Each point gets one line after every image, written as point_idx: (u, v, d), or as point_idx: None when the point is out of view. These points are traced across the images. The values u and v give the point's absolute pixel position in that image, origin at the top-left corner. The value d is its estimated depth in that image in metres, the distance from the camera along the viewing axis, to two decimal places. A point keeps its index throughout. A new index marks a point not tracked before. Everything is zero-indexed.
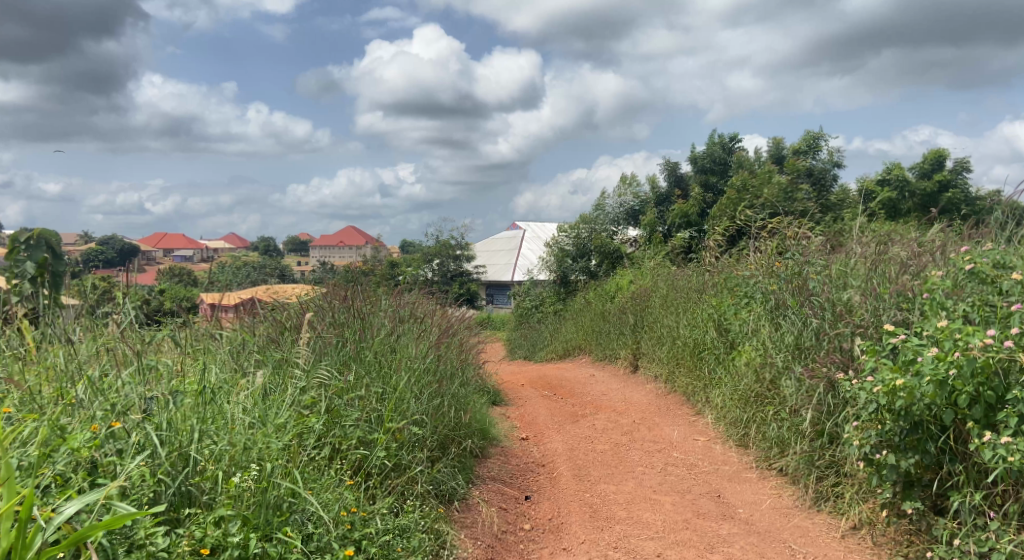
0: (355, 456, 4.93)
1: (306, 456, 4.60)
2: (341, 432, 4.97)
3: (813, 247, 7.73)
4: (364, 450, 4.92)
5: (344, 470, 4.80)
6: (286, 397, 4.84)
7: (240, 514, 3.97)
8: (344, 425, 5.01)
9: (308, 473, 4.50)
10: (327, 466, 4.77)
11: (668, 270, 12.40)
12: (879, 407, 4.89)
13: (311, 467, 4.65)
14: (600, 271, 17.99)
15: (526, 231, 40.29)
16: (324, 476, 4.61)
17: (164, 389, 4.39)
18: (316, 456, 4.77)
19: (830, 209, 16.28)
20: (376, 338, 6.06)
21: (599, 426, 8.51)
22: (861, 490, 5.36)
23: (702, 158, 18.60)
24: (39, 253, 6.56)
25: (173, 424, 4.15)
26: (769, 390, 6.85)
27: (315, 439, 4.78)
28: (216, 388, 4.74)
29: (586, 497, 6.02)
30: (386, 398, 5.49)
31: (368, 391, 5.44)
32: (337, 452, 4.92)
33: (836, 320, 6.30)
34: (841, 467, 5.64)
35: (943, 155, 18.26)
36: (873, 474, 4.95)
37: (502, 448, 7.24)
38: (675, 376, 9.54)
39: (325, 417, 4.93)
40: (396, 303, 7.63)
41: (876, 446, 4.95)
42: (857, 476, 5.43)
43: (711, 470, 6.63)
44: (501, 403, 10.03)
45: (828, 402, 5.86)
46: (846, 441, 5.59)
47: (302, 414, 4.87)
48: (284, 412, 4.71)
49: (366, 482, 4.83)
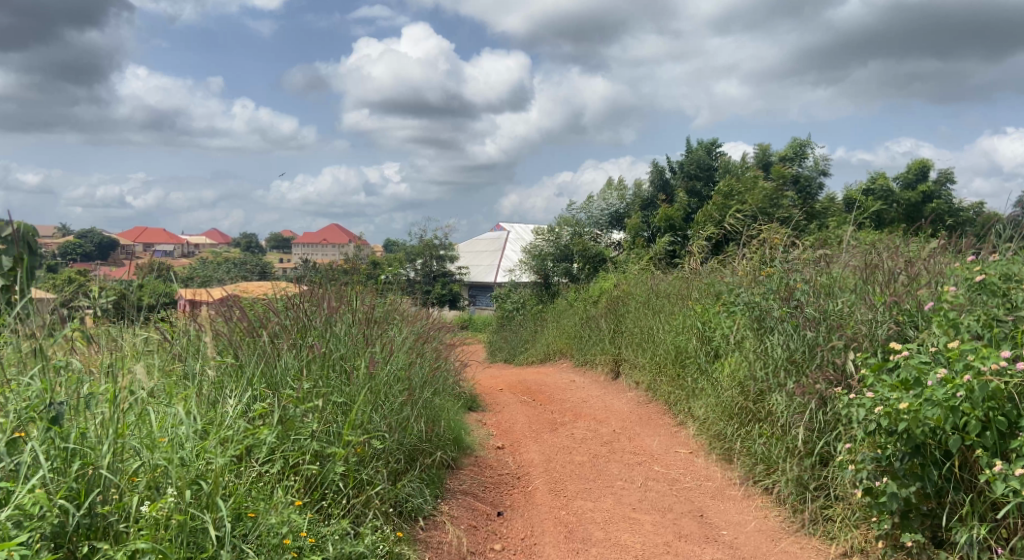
0: (307, 472, 4.61)
1: (253, 474, 4.28)
2: (295, 447, 4.64)
3: (802, 256, 7.51)
4: (321, 465, 4.61)
5: (294, 489, 4.47)
6: (235, 408, 4.51)
7: (156, 548, 3.60)
8: (299, 438, 4.69)
9: (252, 494, 4.17)
10: (276, 483, 4.44)
11: (653, 275, 12.15)
12: (877, 429, 4.64)
13: (254, 485, 4.31)
14: (582, 275, 17.70)
15: (510, 233, 39.95)
16: (274, 495, 4.29)
17: (84, 395, 4.01)
18: (266, 472, 4.44)
19: (815, 217, 16.11)
20: (344, 342, 5.74)
21: (578, 435, 8.21)
22: (854, 515, 5.09)
23: (688, 163, 18.42)
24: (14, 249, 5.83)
25: (93, 436, 3.82)
26: (756, 404, 6.58)
27: (264, 454, 4.46)
28: (149, 396, 4.38)
29: (561, 515, 5.71)
30: (352, 409, 5.16)
31: (332, 401, 5.11)
32: (288, 467, 4.59)
33: (828, 332, 6.04)
34: (831, 489, 5.37)
35: (927, 165, 18.18)
36: (870, 501, 4.68)
37: (476, 458, 6.92)
38: (657, 384, 9.26)
39: (277, 429, 4.60)
40: (371, 304, 7.31)
41: (874, 472, 4.69)
42: (849, 500, 5.17)
43: (693, 486, 6.35)
44: (478, 408, 9.72)
45: (820, 420, 5.60)
46: (839, 462, 5.32)
47: (252, 426, 4.54)
48: (235, 424, 4.39)
49: (324, 502, 4.51)
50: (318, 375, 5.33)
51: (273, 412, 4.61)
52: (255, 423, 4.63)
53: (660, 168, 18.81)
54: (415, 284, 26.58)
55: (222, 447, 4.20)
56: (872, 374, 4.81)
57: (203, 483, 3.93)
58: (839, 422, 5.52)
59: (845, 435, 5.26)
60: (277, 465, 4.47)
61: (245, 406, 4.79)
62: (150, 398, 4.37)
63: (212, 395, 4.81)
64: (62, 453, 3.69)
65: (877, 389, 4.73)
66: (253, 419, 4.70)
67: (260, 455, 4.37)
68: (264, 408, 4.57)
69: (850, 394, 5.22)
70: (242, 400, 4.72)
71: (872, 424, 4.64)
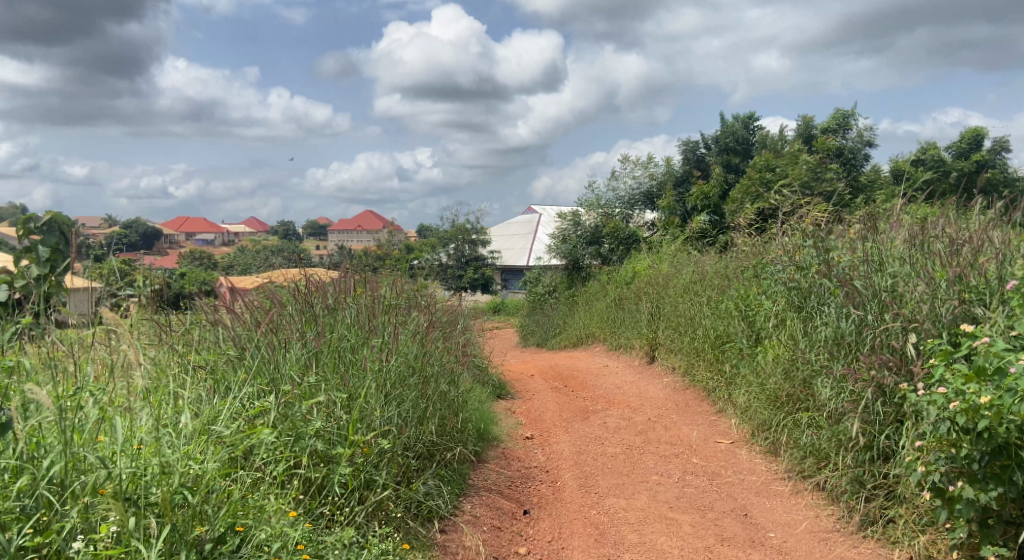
0: (309, 476, 4.26)
1: (243, 481, 3.93)
2: (296, 448, 4.28)
3: (850, 231, 7.00)
4: (326, 468, 4.26)
5: (291, 497, 4.11)
6: (229, 407, 4.16)
7: None
8: (303, 438, 4.33)
9: (246, 503, 3.82)
10: (274, 490, 4.09)
11: (689, 255, 11.63)
12: (952, 425, 4.21)
13: (248, 492, 3.97)
14: (614, 256, 17.05)
15: (543, 215, 39.36)
16: (269, 502, 3.93)
17: (45, 399, 3.69)
18: (262, 477, 4.09)
19: (861, 190, 15.42)
20: (358, 331, 5.38)
21: (610, 425, 7.76)
22: (921, 519, 4.63)
23: (722, 137, 17.90)
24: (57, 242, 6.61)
25: (50, 445, 3.49)
26: (802, 392, 6.07)
27: (265, 455, 4.11)
28: (124, 400, 4.05)
29: (592, 514, 5.29)
30: (366, 404, 4.80)
31: (342, 397, 4.74)
32: (288, 471, 4.24)
33: (884, 313, 5.52)
34: (892, 489, 4.90)
35: (981, 133, 17.38)
36: (941, 507, 4.25)
37: (502, 450, 6.54)
38: (694, 369, 8.79)
39: (276, 429, 4.24)
40: (389, 289, 6.96)
41: (949, 474, 4.25)
42: (914, 501, 4.69)
43: (735, 481, 5.89)
44: (508, 396, 9.31)
45: (877, 411, 5.11)
46: (900, 459, 4.85)
47: (248, 427, 4.20)
48: (229, 425, 4.04)
49: (326, 512, 4.16)
50: (326, 366, 4.94)
51: (272, 410, 4.26)
52: (254, 423, 4.29)
53: (694, 144, 18.20)
54: (447, 270, 26.24)
55: (209, 452, 3.86)
56: (941, 363, 4.33)
57: (188, 491, 3.58)
58: (900, 414, 5.04)
59: (910, 431, 4.79)
60: (279, 470, 4.11)
61: (243, 403, 4.45)
62: (127, 400, 4.03)
63: (209, 392, 4.47)
64: (13, 466, 3.37)
65: (948, 380, 4.31)
66: (251, 417, 4.35)
67: (256, 459, 4.03)
68: (262, 406, 4.21)
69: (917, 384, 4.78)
70: (238, 398, 4.37)
71: (947, 421, 4.19)
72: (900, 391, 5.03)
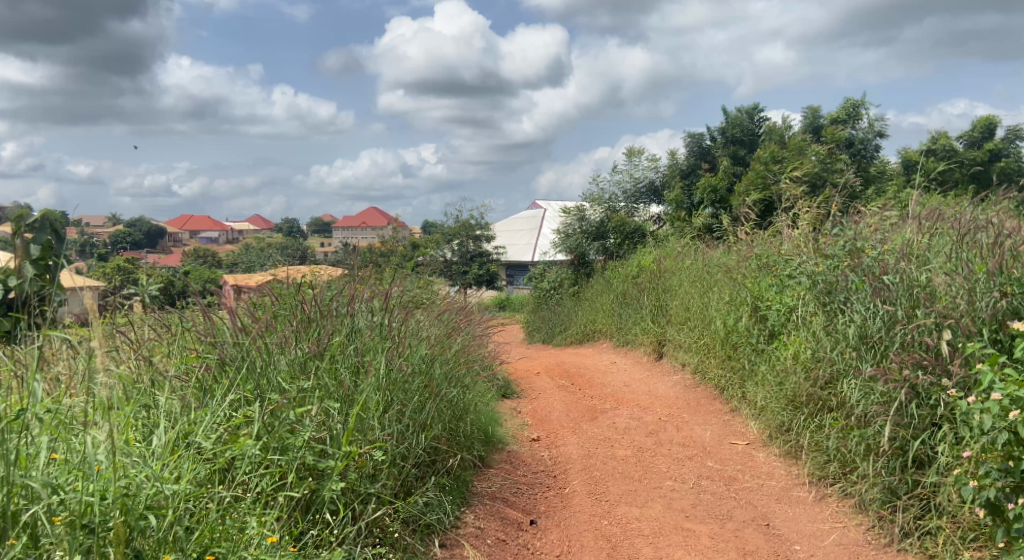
0: (297, 493, 3.95)
1: (218, 502, 3.63)
2: (283, 461, 3.97)
3: (869, 221, 6.70)
4: (316, 483, 3.96)
5: (274, 518, 3.80)
6: (208, 418, 3.86)
7: None
8: (290, 451, 4.01)
9: (222, 525, 3.54)
10: (255, 511, 3.77)
11: (697, 248, 11.30)
12: (1010, 435, 4.15)
13: (227, 512, 3.68)
14: (620, 251, 16.58)
15: (547, 209, 39.00)
16: (247, 525, 3.63)
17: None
18: (244, 495, 3.78)
19: (873, 181, 15.08)
20: (359, 332, 5.12)
21: (619, 425, 7.44)
22: (966, 535, 4.39)
23: (728, 127, 17.54)
24: (45, 236, 6.92)
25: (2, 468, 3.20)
26: (824, 392, 5.77)
27: (250, 471, 3.82)
28: (90, 412, 3.74)
29: (603, 525, 4.98)
30: (372, 410, 4.54)
31: (349, 404, 4.49)
32: (272, 488, 3.92)
33: (919, 309, 5.18)
34: (929, 499, 4.65)
35: (993, 122, 17.03)
36: (996, 525, 4.11)
37: (508, 453, 6.25)
38: (705, 366, 8.48)
39: (260, 441, 3.92)
40: (388, 286, 6.68)
41: (1005, 489, 4.11)
42: (958, 517, 4.47)
43: (753, 487, 5.58)
44: (512, 395, 8.99)
45: (912, 415, 4.84)
46: (941, 469, 4.60)
47: (230, 440, 3.89)
48: (207, 438, 3.75)
49: (313, 535, 3.86)
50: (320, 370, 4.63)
51: (257, 420, 3.95)
52: (236, 434, 3.97)
53: (700, 135, 17.85)
54: (451, 266, 25.89)
55: (181, 471, 3.57)
56: (991, 368, 4.38)
57: (154, 517, 3.28)
58: (936, 419, 4.78)
59: (952, 440, 4.60)
60: (267, 486, 3.83)
61: (227, 411, 4.15)
62: (93, 413, 3.72)
63: (190, 398, 4.18)
64: None
65: (1005, 383, 4.28)
66: (234, 428, 4.03)
67: (238, 475, 3.73)
68: (245, 415, 3.90)
69: (964, 385, 4.66)
70: (219, 406, 4.05)
71: (1006, 431, 4.16)
72: (938, 395, 4.79)
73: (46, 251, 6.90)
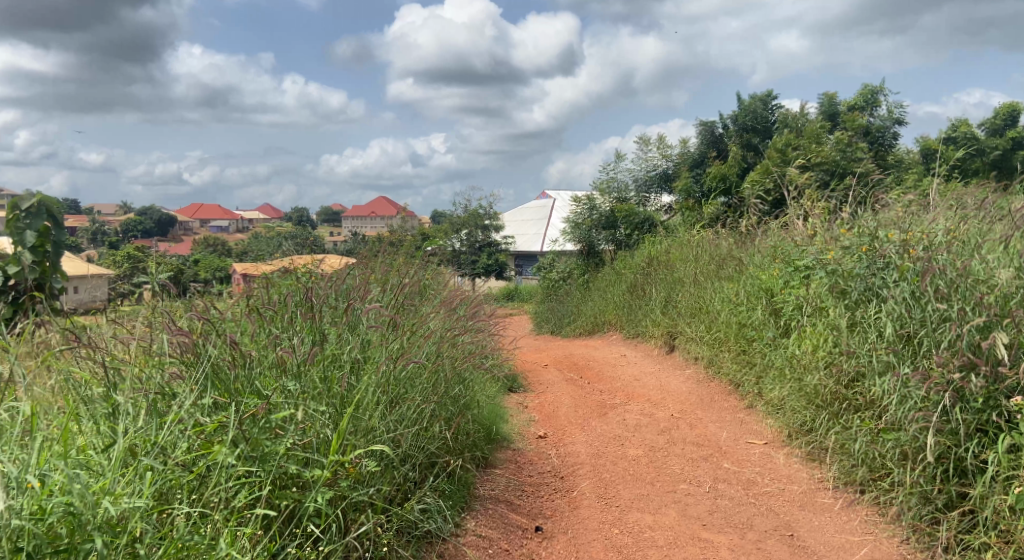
0: (277, 505, 3.65)
1: (180, 518, 3.35)
2: (261, 472, 3.64)
3: (895, 210, 6.34)
4: (297, 496, 3.64)
5: (246, 534, 3.50)
6: (176, 422, 3.55)
7: None
8: (268, 461, 3.68)
9: (189, 543, 3.27)
10: (224, 527, 3.49)
11: (709, 237, 10.93)
12: None
13: (196, 528, 3.41)
14: (629, 241, 16.20)
15: (557, 199, 38.58)
16: (211, 545, 3.34)
17: None
18: (212, 510, 3.49)
19: (891, 170, 14.65)
20: (357, 325, 4.83)
21: (629, 421, 7.11)
22: (1010, 552, 4.07)
23: (741, 115, 17.12)
24: (41, 223, 6.68)
25: None
26: (851, 391, 5.44)
27: (223, 481, 3.51)
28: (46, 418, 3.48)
29: (614, 533, 4.65)
30: (382, 407, 4.27)
31: (360, 403, 4.21)
32: (248, 500, 3.63)
33: (968, 306, 4.84)
34: (976, 514, 4.35)
35: (1016, 109, 16.55)
36: None
37: (514, 452, 5.93)
38: (718, 359, 8.14)
39: (234, 448, 3.60)
40: (388, 275, 6.37)
41: None
42: (1008, 533, 4.15)
43: (774, 492, 5.25)
44: (518, 389, 8.67)
45: (955, 420, 4.53)
46: (989, 483, 4.30)
47: (201, 448, 3.59)
48: (172, 446, 3.45)
49: (292, 553, 3.55)
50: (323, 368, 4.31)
51: (232, 424, 3.62)
52: (209, 441, 3.66)
53: (712, 123, 17.40)
54: (459, 257, 25.56)
55: (141, 486, 3.29)
56: None
57: (100, 540, 3.03)
58: (986, 425, 4.47)
59: (1003, 450, 4.30)
60: (240, 498, 3.51)
61: (204, 412, 3.82)
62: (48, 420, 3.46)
63: (163, 393, 3.86)
64: None
65: None
66: (209, 434, 3.71)
67: (208, 487, 3.43)
68: (217, 419, 3.58)
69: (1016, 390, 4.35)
70: (194, 409, 3.72)
71: None
72: (987, 399, 4.46)
73: (43, 239, 6.74)
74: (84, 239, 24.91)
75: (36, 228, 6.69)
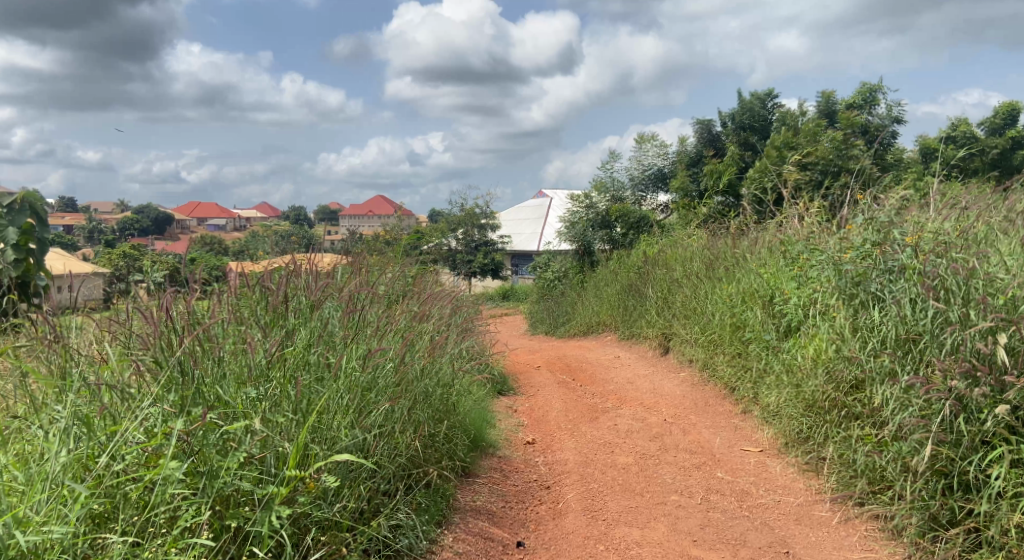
0: (222, 526, 3.44)
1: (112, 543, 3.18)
2: (207, 490, 3.43)
3: (896, 209, 6.12)
4: (245, 517, 3.43)
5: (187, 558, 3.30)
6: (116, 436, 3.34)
7: None
8: (216, 477, 3.45)
9: None
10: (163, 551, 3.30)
11: (705, 237, 10.70)
12: None
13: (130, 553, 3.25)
14: (625, 241, 15.96)
15: (554, 198, 38.30)
16: None
17: None
18: (151, 532, 3.32)
19: (889, 170, 14.43)
20: (333, 327, 4.59)
21: (620, 426, 6.87)
22: None
23: (739, 113, 16.89)
24: (24, 218, 6.44)
25: None
26: (851, 397, 5.21)
27: (164, 501, 3.31)
28: None
29: (599, 549, 4.41)
30: (352, 416, 4.03)
31: (330, 412, 3.97)
32: (192, 520, 3.43)
33: (971, 310, 4.62)
34: (979, 532, 4.13)
35: (1016, 108, 16.33)
36: None
37: (500, 459, 5.70)
38: (712, 362, 7.90)
39: (179, 463, 3.37)
40: (371, 275, 6.14)
41: None
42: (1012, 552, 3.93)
43: (769, 504, 5.01)
44: (508, 392, 8.43)
45: (957, 431, 4.31)
46: (992, 499, 4.08)
47: (142, 465, 3.40)
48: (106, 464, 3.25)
49: None
50: (293, 375, 4.08)
51: (178, 438, 3.39)
52: (155, 454, 3.45)
53: (710, 121, 17.16)
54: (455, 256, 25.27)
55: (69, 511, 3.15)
56: None
57: None
58: (991, 437, 4.25)
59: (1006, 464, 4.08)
60: (184, 518, 3.30)
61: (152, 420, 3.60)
62: None
63: (116, 399, 3.65)
64: None
65: None
66: (157, 446, 3.49)
67: (146, 509, 3.23)
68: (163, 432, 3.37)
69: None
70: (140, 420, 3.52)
71: None
72: (991, 409, 4.24)
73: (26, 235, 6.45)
74: (78, 236, 24.56)
75: (18, 224, 6.45)
